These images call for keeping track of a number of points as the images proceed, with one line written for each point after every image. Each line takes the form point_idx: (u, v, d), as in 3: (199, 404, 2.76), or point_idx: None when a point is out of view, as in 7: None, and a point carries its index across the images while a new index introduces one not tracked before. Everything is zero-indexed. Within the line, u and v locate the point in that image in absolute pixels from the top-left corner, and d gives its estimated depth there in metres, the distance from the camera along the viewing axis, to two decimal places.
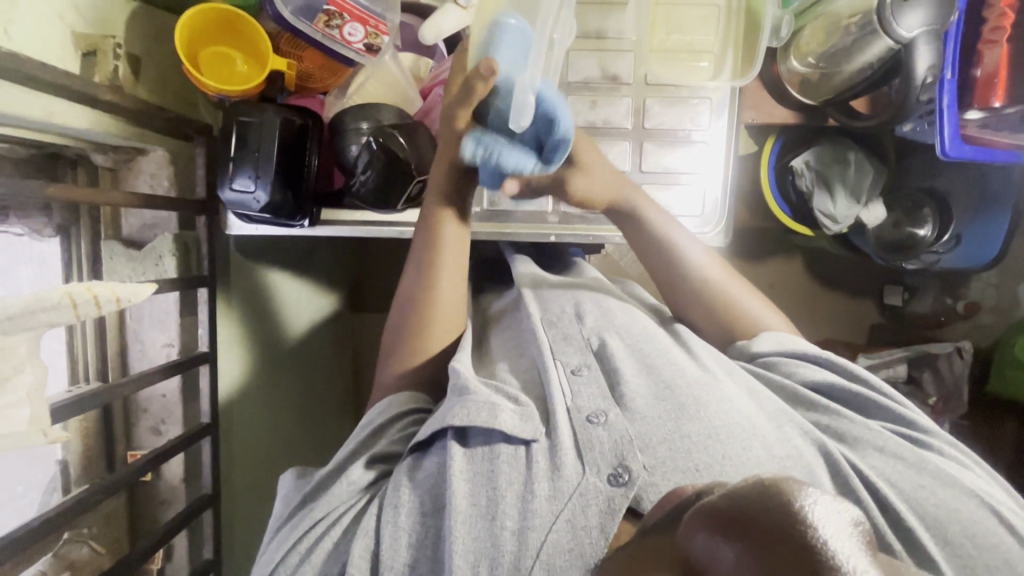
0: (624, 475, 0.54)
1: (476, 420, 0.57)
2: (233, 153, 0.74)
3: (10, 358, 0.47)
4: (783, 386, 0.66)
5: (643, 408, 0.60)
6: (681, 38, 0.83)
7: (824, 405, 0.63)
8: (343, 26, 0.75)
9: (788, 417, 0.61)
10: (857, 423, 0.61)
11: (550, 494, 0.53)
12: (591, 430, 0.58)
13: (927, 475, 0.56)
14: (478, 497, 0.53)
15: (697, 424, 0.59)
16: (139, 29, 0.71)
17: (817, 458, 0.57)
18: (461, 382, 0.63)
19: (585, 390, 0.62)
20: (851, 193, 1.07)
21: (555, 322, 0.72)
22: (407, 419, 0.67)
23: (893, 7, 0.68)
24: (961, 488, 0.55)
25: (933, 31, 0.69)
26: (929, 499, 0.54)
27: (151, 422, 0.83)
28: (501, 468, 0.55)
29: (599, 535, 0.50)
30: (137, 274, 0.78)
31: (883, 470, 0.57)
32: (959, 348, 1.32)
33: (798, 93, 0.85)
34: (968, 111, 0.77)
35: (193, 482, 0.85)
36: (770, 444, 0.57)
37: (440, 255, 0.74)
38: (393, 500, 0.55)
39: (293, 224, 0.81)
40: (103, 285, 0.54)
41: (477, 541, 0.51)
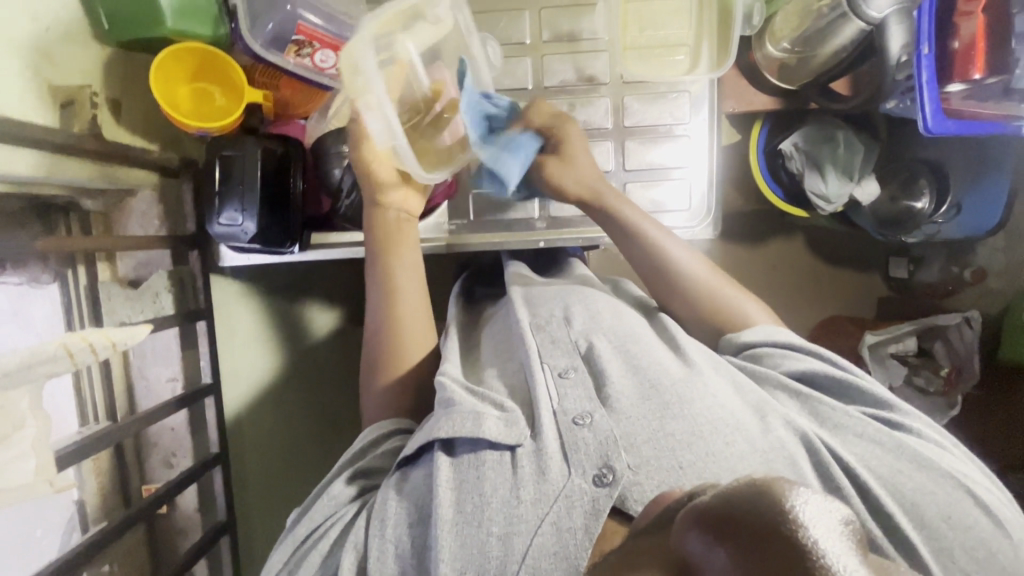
0: (608, 476, 0.54)
1: (461, 430, 0.59)
2: (218, 188, 0.75)
3: (10, 413, 0.48)
4: (768, 376, 0.66)
5: (628, 408, 0.60)
6: (654, 34, 0.83)
7: (804, 394, 0.64)
8: (313, 55, 0.75)
9: (770, 407, 0.61)
10: (837, 409, 0.62)
11: (535, 498, 0.54)
12: (577, 432, 0.58)
13: (905, 460, 0.57)
14: (463, 505, 0.54)
15: (680, 422, 0.59)
16: (118, 75, 0.72)
17: (800, 448, 0.57)
18: (446, 394, 0.64)
19: (572, 392, 0.62)
20: (842, 170, 1.05)
21: (543, 326, 0.72)
22: (391, 439, 0.68)
23: None
24: (937, 471, 0.56)
25: (901, 9, 0.70)
26: (908, 483, 0.55)
27: (161, 456, 0.85)
28: (487, 474, 0.56)
29: (584, 536, 0.51)
30: (136, 313, 0.79)
31: (863, 457, 0.58)
32: (967, 319, 1.31)
33: (776, 79, 0.84)
34: (948, 85, 0.74)
35: (207, 510, 0.87)
36: (753, 437, 0.58)
37: (396, 279, 0.76)
38: (380, 514, 0.57)
39: (284, 251, 0.81)
40: (97, 332, 0.57)
41: (463, 548, 0.51)
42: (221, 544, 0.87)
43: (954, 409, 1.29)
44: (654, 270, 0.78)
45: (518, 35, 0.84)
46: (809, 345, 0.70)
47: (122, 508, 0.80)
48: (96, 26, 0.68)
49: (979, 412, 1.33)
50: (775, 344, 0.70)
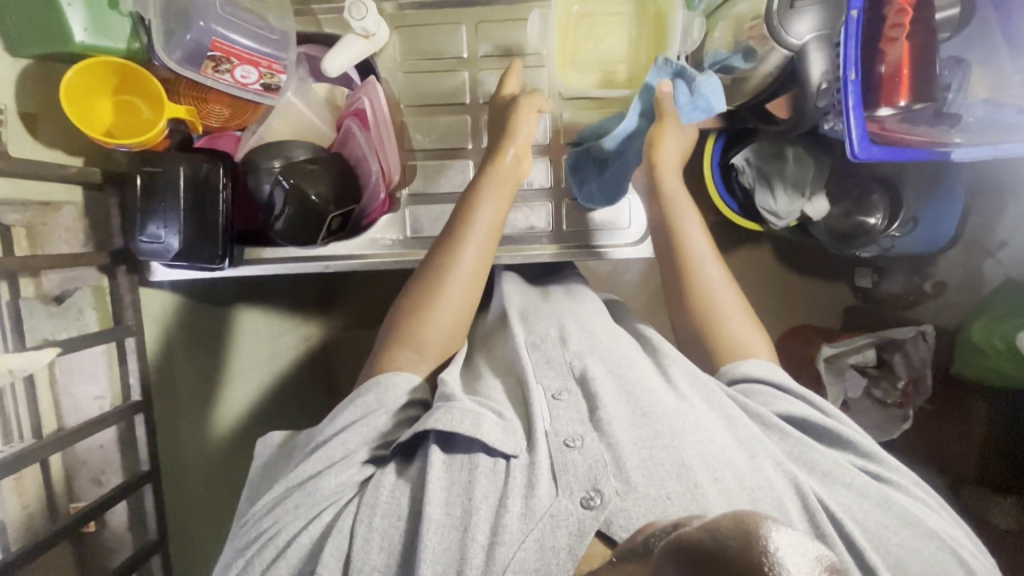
0: (595, 499, 0.55)
1: (459, 427, 0.60)
2: (140, 203, 0.74)
3: None
4: (759, 414, 0.65)
5: (621, 435, 0.61)
6: (593, 50, 0.81)
7: (797, 437, 0.64)
8: (232, 71, 0.73)
9: (761, 447, 0.61)
10: (828, 457, 0.63)
11: (522, 513, 0.55)
12: (568, 454, 0.59)
13: (893, 516, 0.58)
14: (452, 508, 0.57)
15: (669, 453, 0.59)
16: (34, 88, 0.70)
17: (787, 489, 0.58)
18: (446, 391, 0.66)
19: (564, 414, 0.64)
20: (792, 187, 1.04)
21: (538, 344, 0.73)
22: (406, 416, 0.67)
23: (780, 16, 0.70)
24: (925, 529, 0.57)
25: (823, 36, 0.70)
26: (894, 538, 0.57)
27: (90, 475, 0.83)
28: (478, 480, 0.58)
29: (567, 557, 0.52)
30: (59, 330, 0.77)
31: (850, 508, 0.59)
32: (923, 331, 1.28)
33: None
34: (875, 109, 0.73)
35: (138, 528, 0.86)
36: (742, 474, 0.58)
37: (447, 267, 0.73)
38: (372, 500, 0.59)
39: (215, 267, 0.79)
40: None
41: (446, 551, 0.54)
42: (152, 563, 0.86)
43: (906, 422, 1.29)
44: (671, 255, 0.79)
45: (455, 49, 0.83)
46: (802, 392, 0.70)
47: None
48: (6, 39, 0.65)
49: (933, 426, 1.34)
50: (772, 380, 0.69)
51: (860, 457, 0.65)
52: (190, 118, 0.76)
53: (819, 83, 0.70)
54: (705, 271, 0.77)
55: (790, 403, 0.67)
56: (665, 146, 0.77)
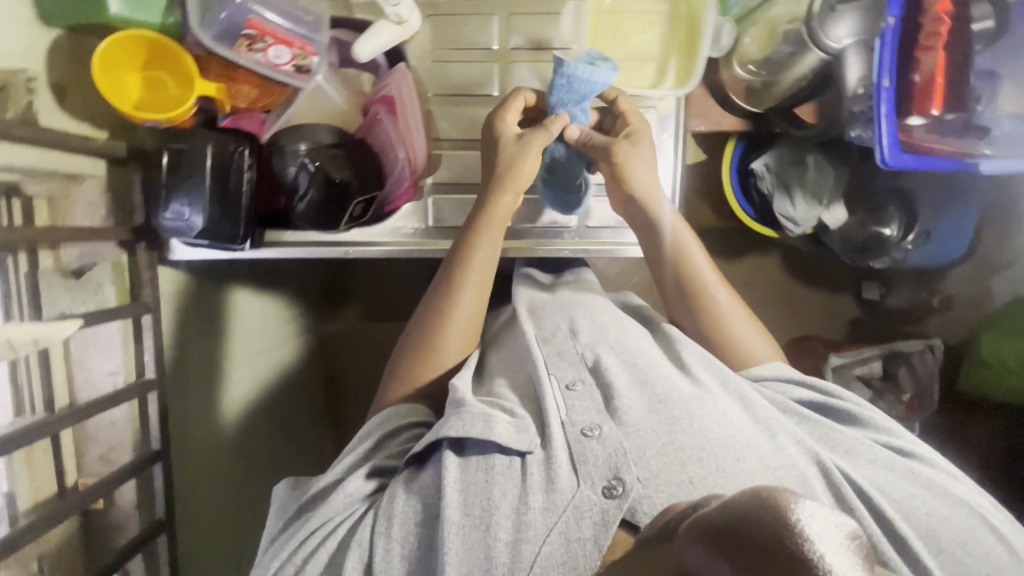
0: (618, 488, 0.56)
1: (472, 431, 0.60)
2: (166, 179, 0.73)
3: None
4: (778, 401, 0.68)
5: (638, 422, 0.62)
6: (622, 47, 0.81)
7: (815, 419, 0.66)
8: (265, 50, 0.72)
9: (780, 426, 0.64)
10: (848, 436, 0.65)
11: (544, 507, 0.55)
12: (585, 443, 0.60)
13: (919, 486, 0.60)
14: (471, 508, 0.56)
15: (690, 438, 0.61)
16: (63, 59, 0.69)
17: (810, 466, 0.60)
18: (457, 396, 0.66)
19: (579, 404, 0.64)
20: (810, 195, 1.05)
21: (549, 339, 0.73)
22: (408, 433, 0.68)
23: (821, 19, 0.70)
24: (950, 497, 0.59)
25: (861, 41, 0.71)
26: (922, 507, 0.58)
27: (100, 451, 0.81)
28: (497, 478, 0.58)
29: (593, 548, 0.52)
30: (76, 304, 0.76)
31: (876, 481, 0.60)
32: (931, 345, 1.31)
33: (743, 102, 0.81)
34: (907, 118, 0.73)
35: (147, 507, 0.85)
36: (763, 453, 0.60)
37: (455, 303, 0.75)
38: (387, 511, 0.59)
39: (235, 248, 0.78)
40: (20, 330, 0.61)
41: (469, 551, 0.53)
42: (158, 543, 0.86)
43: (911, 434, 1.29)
44: (673, 281, 0.79)
45: (484, 40, 0.82)
46: (815, 380, 0.72)
47: None
48: (40, 9, 0.66)
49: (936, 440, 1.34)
50: (785, 377, 0.72)
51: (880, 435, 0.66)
52: (219, 97, 0.75)
53: (856, 87, 0.72)
54: (711, 292, 0.78)
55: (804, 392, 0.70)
56: (633, 163, 0.78)
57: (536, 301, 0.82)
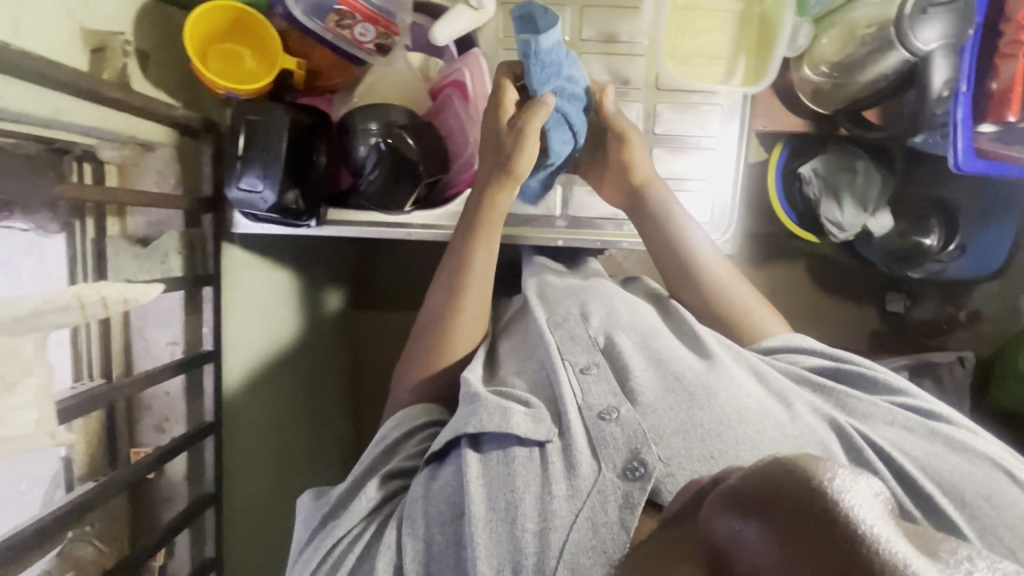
0: (640, 469, 0.54)
1: (490, 424, 0.59)
2: (241, 153, 0.73)
3: (16, 362, 0.46)
4: (793, 372, 0.68)
5: (653, 401, 0.62)
6: (695, 43, 0.82)
7: (831, 387, 0.66)
8: (354, 27, 0.74)
9: (795, 396, 0.63)
10: (865, 400, 0.64)
11: (568, 494, 0.54)
12: (603, 427, 0.59)
13: (938, 444, 0.59)
14: (495, 501, 0.54)
15: (707, 412, 0.60)
16: (149, 26, 0.70)
17: (830, 433, 0.60)
18: (473, 390, 0.65)
19: (595, 388, 0.63)
20: (858, 201, 1.06)
21: (561, 323, 0.73)
22: (424, 433, 0.68)
23: (911, 21, 0.69)
24: (972, 453, 0.57)
25: (949, 45, 0.71)
26: (943, 465, 0.57)
27: (154, 420, 0.84)
28: (518, 470, 0.56)
29: (620, 531, 0.50)
30: (142, 272, 0.77)
31: (896, 441, 0.60)
32: (962, 358, 1.31)
33: (812, 103, 0.84)
34: (980, 124, 0.76)
35: (195, 481, 0.85)
36: (782, 423, 0.60)
37: (471, 285, 0.76)
38: (410, 513, 0.57)
39: (300, 224, 0.80)
40: (111, 287, 0.55)
41: (499, 545, 0.52)
42: (205, 517, 0.85)
43: None
44: (682, 264, 0.80)
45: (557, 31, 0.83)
46: (829, 349, 0.72)
47: (109, 470, 0.79)
48: None
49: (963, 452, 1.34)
50: (797, 346, 0.72)
51: (896, 396, 0.66)
52: (298, 71, 0.76)
53: (940, 89, 0.74)
54: (716, 272, 0.80)
55: (818, 360, 0.70)
56: (635, 152, 0.81)
57: (548, 284, 0.83)
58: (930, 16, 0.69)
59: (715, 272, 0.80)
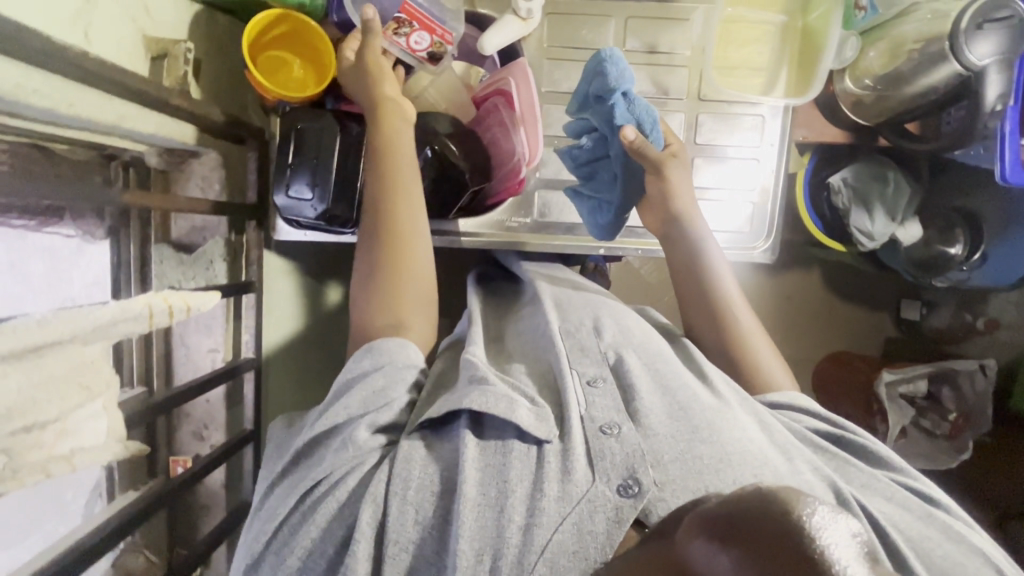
0: (634, 487, 0.51)
1: (494, 408, 0.57)
2: (291, 159, 0.74)
3: (97, 372, 0.45)
4: (798, 429, 0.65)
5: (657, 426, 0.58)
6: (739, 54, 0.83)
7: (833, 451, 0.63)
8: (410, 35, 0.74)
9: (798, 452, 0.60)
10: (865, 472, 0.61)
11: (559, 496, 0.51)
12: (603, 441, 0.56)
13: (936, 529, 0.56)
14: (487, 488, 0.52)
15: (710, 447, 0.57)
16: (200, 33, 0.70)
17: (827, 493, 0.56)
18: (477, 372, 0.63)
19: (599, 401, 0.60)
20: (888, 210, 1.07)
21: (572, 332, 0.70)
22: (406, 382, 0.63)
23: (966, 35, 0.70)
24: (969, 546, 0.54)
25: (1003, 59, 0.72)
26: (937, 551, 0.53)
27: (194, 427, 0.84)
28: (513, 463, 0.54)
29: (605, 542, 0.48)
30: (187, 278, 0.79)
31: (892, 517, 0.56)
32: (983, 366, 1.28)
33: (851, 115, 0.85)
34: None
35: (233, 488, 0.84)
36: (781, 473, 0.56)
37: (402, 232, 0.68)
38: (403, 473, 0.54)
39: (344, 232, 0.79)
40: (176, 295, 0.53)
41: (483, 530, 0.49)
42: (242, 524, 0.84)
43: (962, 453, 1.27)
44: (702, 297, 0.77)
45: (601, 42, 0.84)
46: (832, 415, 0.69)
47: (149, 478, 0.79)
48: None
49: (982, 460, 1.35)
50: (803, 407, 0.68)
51: (895, 476, 0.62)
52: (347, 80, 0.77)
53: (993, 103, 0.73)
54: (738, 316, 0.76)
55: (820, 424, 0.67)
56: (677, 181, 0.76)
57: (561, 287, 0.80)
58: (985, 31, 0.70)
59: (732, 311, 0.76)
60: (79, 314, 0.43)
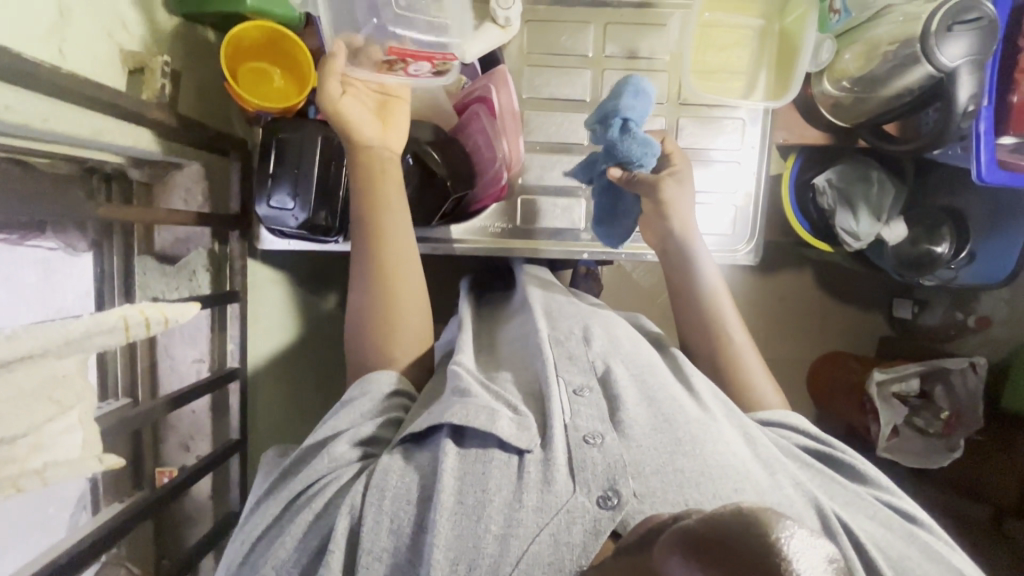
0: (613, 499, 0.52)
1: (474, 421, 0.56)
2: (272, 169, 0.74)
3: (70, 385, 0.45)
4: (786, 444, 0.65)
5: (640, 437, 0.58)
6: (718, 58, 0.83)
7: (817, 467, 0.63)
8: (406, 69, 0.70)
9: (780, 465, 0.60)
10: (848, 490, 0.61)
11: (537, 506, 0.51)
12: (586, 450, 0.56)
13: (916, 548, 0.56)
14: (464, 496, 0.52)
15: (691, 460, 0.57)
16: (180, 46, 0.70)
17: (808, 510, 0.55)
18: (461, 383, 0.62)
19: (584, 411, 0.60)
20: (872, 210, 1.07)
21: (561, 340, 0.69)
22: (393, 403, 0.65)
23: (937, 37, 0.69)
24: (948, 565, 0.54)
25: (975, 61, 0.70)
26: (917, 569, 0.54)
27: (180, 439, 0.84)
28: (493, 472, 0.54)
29: (580, 554, 0.48)
30: (171, 288, 0.79)
31: (872, 534, 0.56)
32: (973, 363, 1.26)
33: (831, 115, 0.88)
34: (1003, 136, 0.77)
35: (220, 499, 0.84)
36: (762, 487, 0.56)
37: (391, 263, 0.69)
38: (379, 484, 0.54)
39: (328, 241, 0.80)
40: (153, 306, 0.53)
41: (459, 539, 0.49)
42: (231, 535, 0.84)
43: (954, 452, 1.26)
44: (695, 314, 0.77)
45: (581, 48, 0.85)
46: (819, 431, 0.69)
47: (134, 490, 0.79)
48: None
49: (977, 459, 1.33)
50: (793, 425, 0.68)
51: (879, 495, 0.62)
52: None
53: (966, 104, 0.72)
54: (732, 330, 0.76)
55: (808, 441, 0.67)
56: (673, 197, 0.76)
57: (551, 293, 0.81)
58: (957, 32, 0.69)
59: (723, 326, 0.76)
60: (49, 328, 0.44)
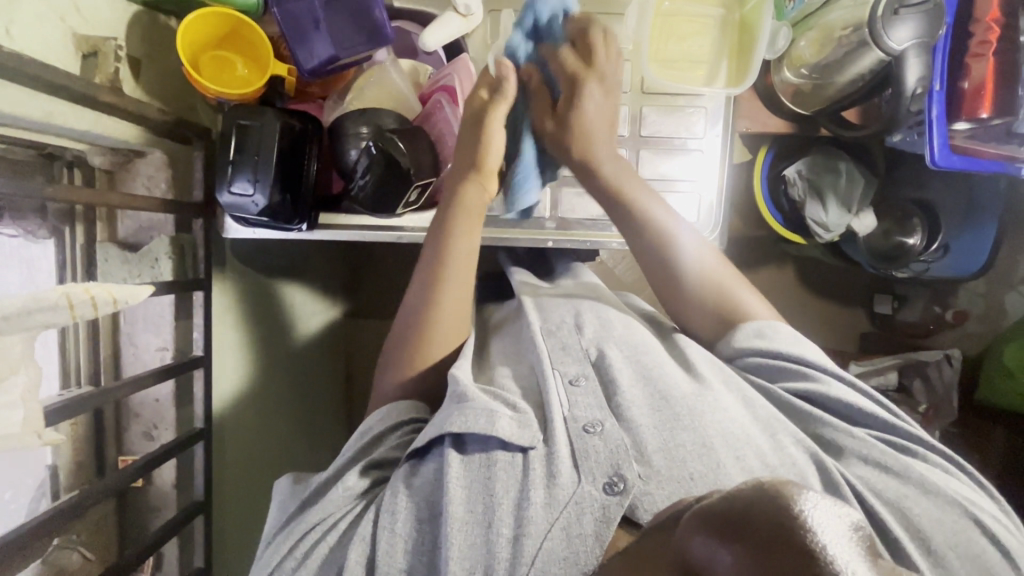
0: (619, 484, 0.52)
1: (474, 426, 0.56)
2: (232, 157, 0.73)
3: (5, 358, 0.45)
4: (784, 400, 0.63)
5: (639, 419, 0.59)
6: (677, 47, 0.85)
7: (809, 413, 0.61)
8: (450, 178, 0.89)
9: (780, 425, 0.60)
10: (841, 431, 0.60)
11: (545, 502, 0.51)
12: (587, 440, 0.56)
13: (912, 484, 0.55)
14: (474, 504, 0.52)
15: (691, 434, 0.57)
16: (139, 34, 0.71)
17: (809, 466, 0.56)
18: (459, 388, 0.61)
19: (582, 400, 0.61)
20: (842, 201, 1.08)
21: (554, 331, 0.70)
22: (408, 429, 0.64)
23: (884, 21, 0.73)
24: (944, 496, 0.53)
25: (922, 44, 0.74)
26: (914, 507, 0.53)
27: (143, 427, 0.83)
28: (498, 475, 0.54)
29: (594, 543, 0.49)
30: (132, 275, 0.79)
31: (867, 479, 0.56)
32: (948, 357, 1.29)
33: (791, 103, 0.88)
34: (957, 121, 0.83)
35: (183, 489, 0.84)
36: (764, 453, 0.57)
37: (453, 263, 0.73)
38: (389, 507, 0.54)
39: (291, 228, 0.80)
40: (99, 286, 0.53)
41: (472, 548, 0.50)
42: (194, 525, 0.84)
43: None
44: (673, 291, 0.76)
45: None
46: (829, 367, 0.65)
47: (95, 477, 0.79)
48: None
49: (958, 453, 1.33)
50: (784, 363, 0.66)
51: (878, 429, 0.60)
52: (288, 78, 0.78)
53: (913, 88, 0.77)
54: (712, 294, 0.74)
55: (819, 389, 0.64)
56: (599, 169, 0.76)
57: (539, 294, 0.80)
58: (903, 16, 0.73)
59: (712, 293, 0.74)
60: None
